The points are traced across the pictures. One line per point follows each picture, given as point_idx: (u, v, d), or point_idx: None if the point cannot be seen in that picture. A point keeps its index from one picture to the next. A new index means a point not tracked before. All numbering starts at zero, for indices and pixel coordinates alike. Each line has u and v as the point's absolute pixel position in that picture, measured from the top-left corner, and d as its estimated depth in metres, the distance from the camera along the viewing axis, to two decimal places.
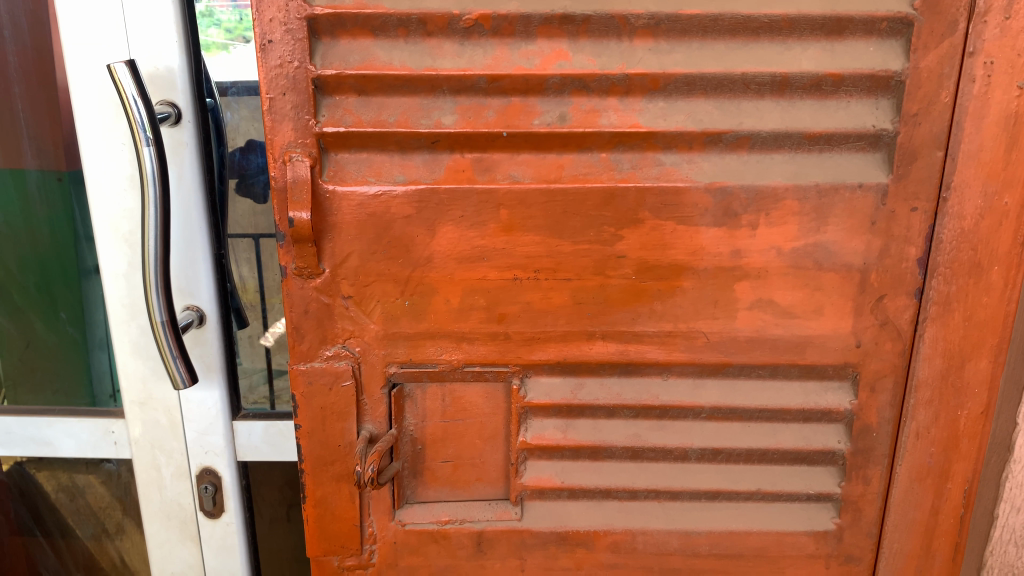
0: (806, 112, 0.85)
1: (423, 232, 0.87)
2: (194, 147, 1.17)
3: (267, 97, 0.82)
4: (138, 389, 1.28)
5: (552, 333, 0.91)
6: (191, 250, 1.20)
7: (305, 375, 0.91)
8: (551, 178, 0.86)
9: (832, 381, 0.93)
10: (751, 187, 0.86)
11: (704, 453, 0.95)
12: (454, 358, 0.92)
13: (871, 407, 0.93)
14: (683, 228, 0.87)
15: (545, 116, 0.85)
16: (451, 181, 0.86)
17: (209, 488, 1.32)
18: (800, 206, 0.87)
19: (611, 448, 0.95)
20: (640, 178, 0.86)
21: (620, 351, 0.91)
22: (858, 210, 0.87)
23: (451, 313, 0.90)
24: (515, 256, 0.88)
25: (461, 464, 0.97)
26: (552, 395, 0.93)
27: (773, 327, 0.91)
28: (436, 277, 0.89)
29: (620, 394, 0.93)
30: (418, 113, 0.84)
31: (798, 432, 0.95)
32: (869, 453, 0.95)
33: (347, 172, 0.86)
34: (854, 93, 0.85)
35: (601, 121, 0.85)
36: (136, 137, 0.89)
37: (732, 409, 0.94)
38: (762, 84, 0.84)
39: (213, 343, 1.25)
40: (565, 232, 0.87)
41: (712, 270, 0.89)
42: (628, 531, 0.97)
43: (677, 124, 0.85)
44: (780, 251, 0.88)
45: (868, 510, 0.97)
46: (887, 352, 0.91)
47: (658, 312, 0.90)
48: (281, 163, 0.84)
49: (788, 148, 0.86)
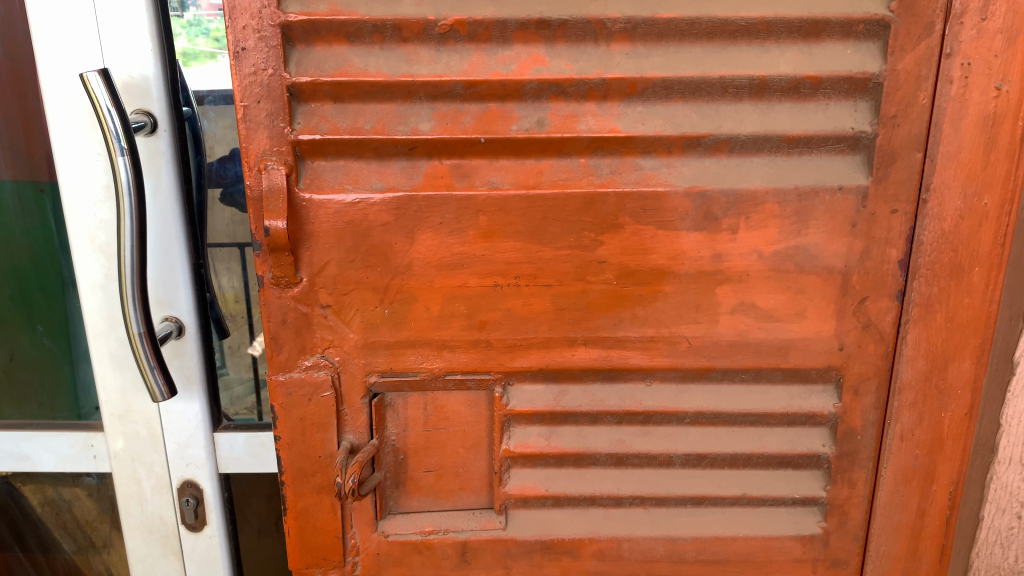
0: (785, 115, 0.85)
1: (402, 240, 0.86)
2: (171, 156, 1.16)
3: (241, 105, 0.81)
4: (117, 402, 1.26)
5: (534, 340, 0.90)
6: (169, 260, 1.19)
7: (285, 386, 0.90)
8: (530, 184, 0.86)
9: (816, 384, 0.93)
10: (731, 191, 0.85)
11: (688, 458, 0.95)
12: (435, 366, 0.91)
13: (855, 410, 0.93)
14: (663, 233, 0.87)
15: (523, 122, 0.84)
16: (429, 187, 0.85)
17: (191, 501, 1.31)
18: (781, 209, 0.86)
19: (595, 455, 0.94)
20: (620, 183, 0.86)
21: (603, 356, 0.91)
22: (838, 213, 0.86)
23: (432, 321, 0.89)
24: (495, 262, 0.87)
25: (445, 473, 0.97)
26: (534, 403, 0.93)
27: (756, 330, 0.90)
28: (415, 285, 0.88)
29: (602, 400, 0.93)
30: (395, 120, 0.84)
31: (782, 436, 0.94)
32: (854, 456, 0.95)
33: (324, 180, 0.85)
34: (833, 95, 0.85)
35: (580, 126, 0.84)
36: (111, 147, 0.89)
37: (716, 414, 0.93)
38: (740, 88, 0.84)
39: (193, 353, 1.24)
40: (545, 237, 0.87)
41: (694, 274, 0.88)
42: (613, 538, 0.96)
43: (656, 128, 0.84)
44: (761, 255, 0.88)
45: (854, 513, 0.96)
46: (870, 354, 0.91)
47: (640, 317, 0.89)
48: (256, 171, 0.83)
49: (767, 151, 0.86)
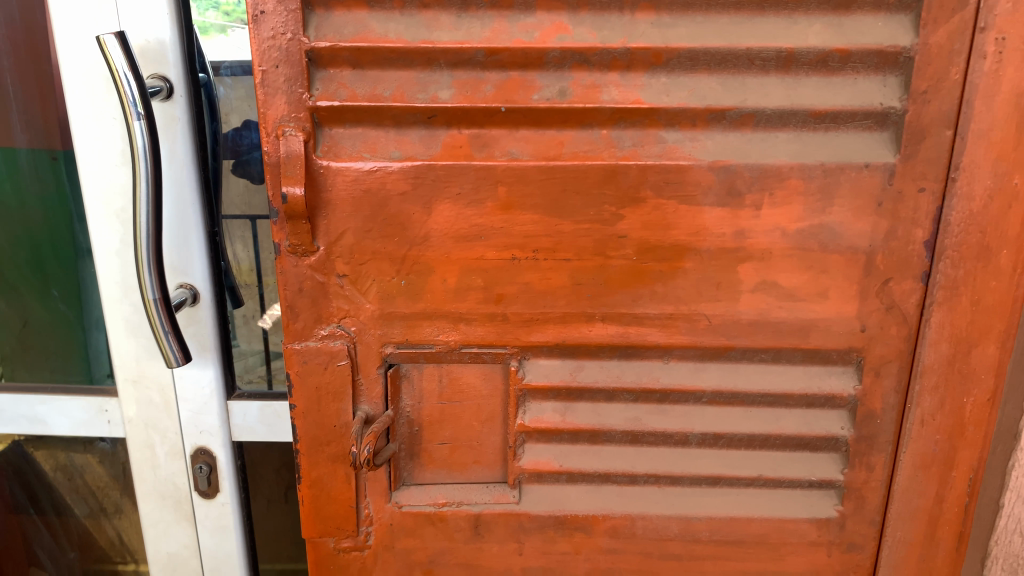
0: (812, 89, 0.82)
1: (420, 210, 0.85)
2: (187, 122, 1.15)
3: (259, 70, 0.80)
4: (132, 368, 1.27)
5: (551, 315, 0.89)
6: (185, 227, 1.18)
7: (300, 354, 0.90)
8: (550, 156, 0.84)
9: (836, 365, 0.92)
10: (755, 166, 0.83)
11: (704, 438, 0.95)
12: (450, 338, 0.90)
13: (875, 393, 0.92)
14: (685, 207, 0.85)
15: (545, 91, 0.82)
16: (448, 157, 0.84)
17: (204, 468, 1.31)
18: (806, 185, 0.84)
19: (610, 432, 0.94)
20: (642, 156, 0.84)
21: (621, 333, 0.90)
22: (864, 191, 0.84)
23: (447, 293, 0.88)
24: (513, 235, 0.86)
25: (458, 446, 0.96)
26: (550, 377, 0.92)
27: (777, 310, 0.89)
28: (432, 257, 0.87)
29: (619, 377, 0.92)
30: (414, 88, 0.82)
31: (800, 418, 0.94)
32: (873, 440, 0.94)
33: (342, 148, 0.84)
34: (861, 69, 0.82)
35: (602, 96, 0.82)
36: (128, 112, 0.88)
37: (734, 394, 0.93)
38: (767, 60, 0.81)
39: (208, 320, 1.24)
40: (564, 210, 0.85)
41: (715, 251, 0.86)
42: (626, 515, 0.97)
43: (680, 100, 0.82)
44: (784, 233, 0.86)
45: (871, 497, 0.96)
46: (892, 336, 0.89)
47: (659, 294, 0.88)
48: (273, 137, 0.82)
49: (793, 126, 0.84)
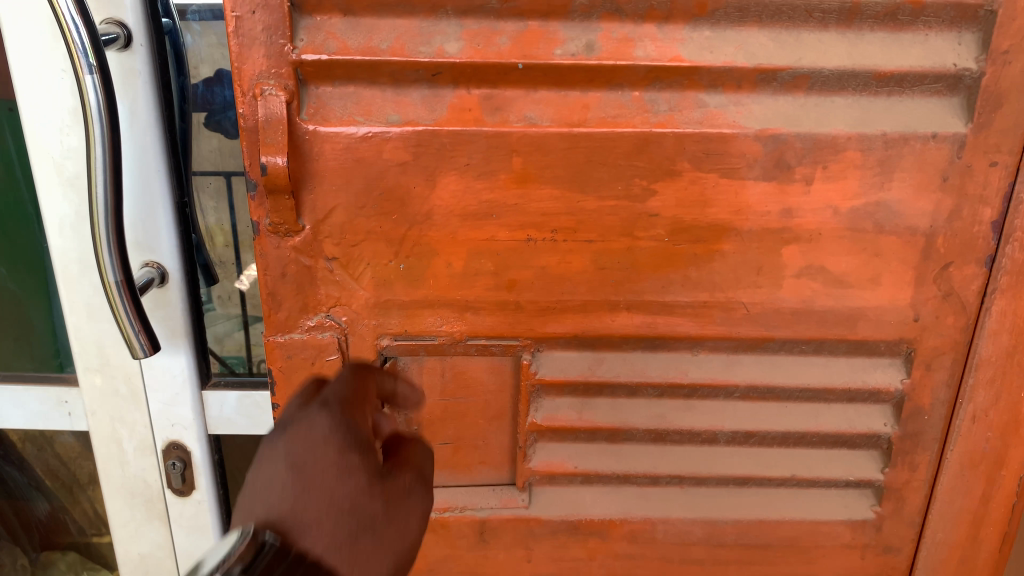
0: (877, 47, 0.72)
1: (422, 184, 0.73)
2: (148, 77, 0.93)
3: (233, 16, 0.67)
4: (93, 355, 1.11)
5: (570, 303, 0.79)
6: (150, 201, 0.99)
7: (283, 348, 0.79)
8: (574, 121, 0.73)
9: (883, 357, 0.83)
10: (808, 135, 0.73)
11: (735, 436, 0.86)
12: (455, 329, 0.80)
13: (925, 388, 0.83)
14: (727, 182, 0.74)
15: (570, 45, 0.70)
16: (455, 122, 0.72)
17: (177, 466, 1.18)
18: (864, 158, 0.74)
19: (632, 431, 0.85)
20: (679, 122, 0.73)
21: (648, 323, 0.80)
22: (928, 164, 0.74)
23: (453, 278, 0.78)
24: (529, 213, 0.75)
25: (462, 446, 0.87)
26: (566, 372, 0.82)
27: (823, 297, 0.79)
28: (436, 237, 0.76)
29: (644, 371, 0.83)
30: (416, 39, 0.70)
31: (840, 414, 0.85)
32: (919, 437, 0.85)
33: (330, 110, 0.72)
34: (934, 24, 0.71)
35: (636, 52, 0.71)
36: (76, 64, 0.74)
37: (770, 389, 0.84)
38: (827, 12, 0.70)
39: (178, 304, 1.07)
40: (588, 185, 0.74)
41: (758, 231, 0.76)
42: (647, 520, 0.88)
43: (726, 58, 0.71)
44: (836, 212, 0.76)
45: (912, 498, 0.88)
46: (948, 326, 0.81)
47: (692, 279, 0.78)
48: (250, 97, 0.70)
49: (852, 90, 0.73)
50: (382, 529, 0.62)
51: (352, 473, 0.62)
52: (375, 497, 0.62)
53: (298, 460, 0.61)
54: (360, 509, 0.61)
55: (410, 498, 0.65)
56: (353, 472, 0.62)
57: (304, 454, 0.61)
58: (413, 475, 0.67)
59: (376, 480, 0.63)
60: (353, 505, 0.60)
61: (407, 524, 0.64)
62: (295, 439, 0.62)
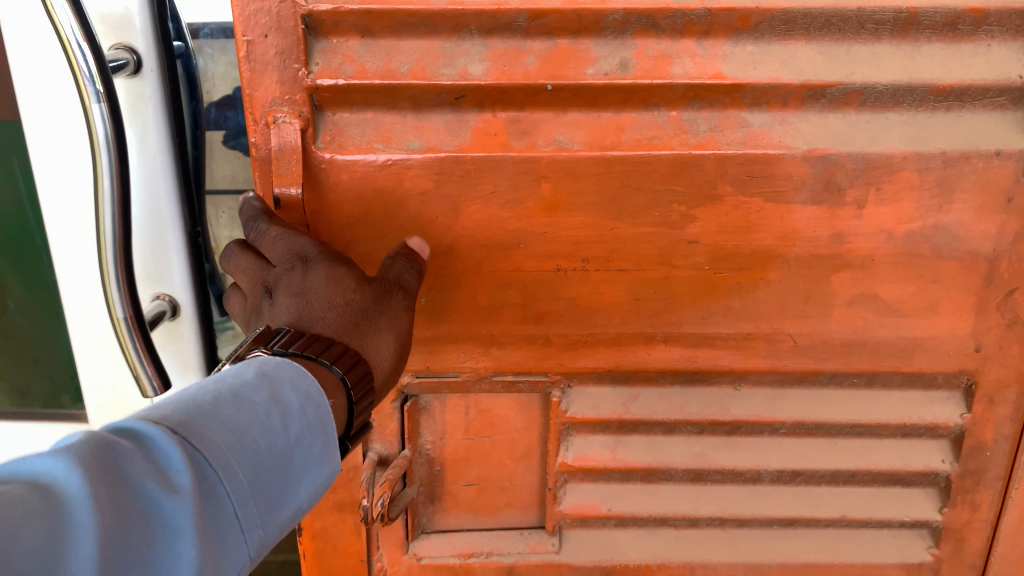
0: (935, 59, 0.66)
1: (445, 213, 0.69)
2: (161, 104, 0.82)
3: (244, 40, 0.63)
4: (104, 392, 0.95)
5: (603, 336, 0.74)
6: (161, 236, 0.88)
7: None
8: (607, 144, 0.68)
9: (940, 390, 0.77)
10: (860, 155, 0.68)
11: (780, 474, 0.80)
12: (481, 365, 0.75)
13: (987, 422, 0.77)
14: (771, 206, 0.69)
15: (603, 63, 0.65)
16: (479, 147, 0.67)
17: None
18: (921, 178, 0.68)
19: (670, 471, 0.80)
20: (720, 143, 0.68)
21: (687, 357, 0.75)
22: (991, 184, 0.69)
23: (479, 312, 0.73)
24: (560, 241, 0.70)
25: (488, 487, 0.82)
26: (599, 409, 0.77)
27: (875, 328, 0.74)
28: (460, 269, 0.71)
29: (682, 407, 0.77)
30: (438, 60, 0.65)
31: (894, 450, 0.79)
32: (980, 475, 0.79)
33: (347, 137, 0.68)
34: (997, 34, 0.66)
35: (674, 70, 0.66)
36: (83, 92, 0.70)
37: (819, 425, 0.78)
38: (882, 23, 0.65)
39: (192, 337, 0.95)
40: (622, 211, 0.69)
41: (806, 258, 0.71)
42: (685, 564, 0.82)
43: (771, 74, 0.66)
44: (890, 236, 0.70)
45: (972, 539, 0.82)
46: (1012, 357, 0.75)
47: (735, 309, 0.73)
48: (262, 125, 0.66)
49: (907, 105, 0.68)
50: (378, 319, 0.63)
51: (342, 281, 0.62)
52: (364, 291, 0.63)
53: (293, 287, 0.62)
54: (353, 308, 0.62)
55: (394, 294, 0.64)
56: (342, 281, 0.62)
57: (299, 281, 0.62)
58: (406, 257, 0.66)
59: (365, 282, 0.63)
60: (348, 304, 0.62)
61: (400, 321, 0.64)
62: (285, 281, 0.63)
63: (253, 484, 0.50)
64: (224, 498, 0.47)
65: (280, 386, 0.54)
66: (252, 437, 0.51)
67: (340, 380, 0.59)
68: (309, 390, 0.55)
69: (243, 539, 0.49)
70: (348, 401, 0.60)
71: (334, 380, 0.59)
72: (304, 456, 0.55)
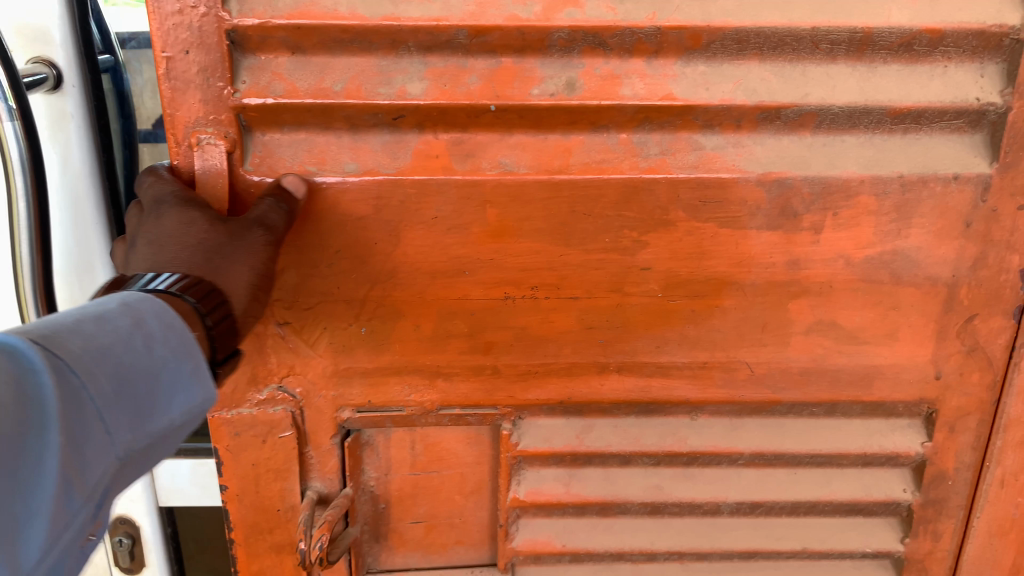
0: (892, 80, 0.64)
1: (384, 239, 0.65)
2: (85, 121, 0.79)
3: (162, 56, 0.59)
4: None
5: (554, 366, 0.71)
6: (88, 259, 0.84)
7: (230, 425, 0.69)
8: (555, 167, 0.64)
9: (901, 418, 0.75)
10: (817, 179, 0.65)
11: (739, 506, 0.77)
12: (426, 399, 0.71)
13: (948, 451, 0.75)
14: (726, 231, 0.66)
15: (548, 83, 0.62)
16: (420, 170, 0.64)
17: (124, 542, 1.04)
18: (878, 203, 0.66)
19: (626, 504, 0.76)
20: (672, 167, 0.65)
21: (641, 387, 0.72)
22: (950, 208, 0.67)
23: (422, 343, 0.69)
24: (507, 269, 0.67)
25: (437, 524, 0.78)
26: (551, 442, 0.73)
27: (834, 356, 0.71)
28: (402, 298, 0.67)
29: (638, 439, 0.74)
30: (374, 78, 0.62)
31: (855, 480, 0.77)
32: (943, 505, 0.77)
33: (278, 159, 0.63)
34: (954, 55, 0.64)
35: (623, 90, 0.63)
36: None
37: (778, 456, 0.75)
38: (837, 43, 0.63)
39: None
40: (571, 237, 0.66)
41: (763, 285, 0.68)
42: None
43: (724, 95, 0.63)
44: (849, 261, 0.68)
45: (935, 570, 0.80)
46: (973, 384, 0.73)
47: (690, 338, 0.70)
48: (185, 147, 0.62)
49: (864, 128, 0.66)
50: (231, 253, 0.59)
51: (194, 224, 0.59)
52: (218, 228, 0.60)
53: (151, 235, 0.60)
54: (205, 244, 0.59)
55: (253, 231, 0.59)
56: (194, 223, 0.59)
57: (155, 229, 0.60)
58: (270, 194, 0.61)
59: (219, 222, 0.60)
60: (200, 244, 0.59)
61: (257, 252, 0.59)
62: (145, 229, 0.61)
63: (119, 394, 0.49)
64: (89, 404, 0.47)
65: (143, 312, 0.52)
66: (116, 352, 0.50)
67: (194, 310, 0.56)
68: (173, 321, 0.53)
69: (110, 443, 0.48)
70: (206, 331, 0.57)
71: (188, 312, 0.56)
72: (172, 376, 0.53)
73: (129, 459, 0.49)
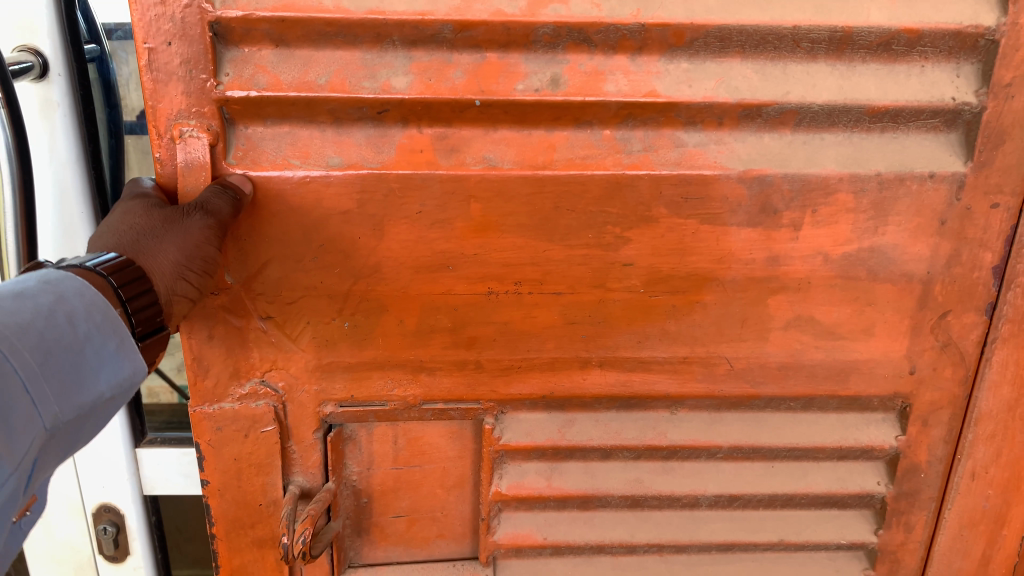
0: (870, 80, 0.65)
1: (368, 233, 0.65)
2: (72, 111, 0.80)
3: (145, 47, 0.58)
4: None
5: (537, 361, 0.71)
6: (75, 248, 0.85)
7: (212, 420, 0.69)
8: (539, 163, 0.65)
9: (875, 412, 0.77)
10: (796, 177, 0.66)
11: (718, 499, 0.79)
12: (409, 393, 0.71)
13: (921, 444, 0.77)
14: (708, 228, 0.67)
15: (532, 79, 0.63)
16: (404, 164, 0.64)
17: (109, 530, 1.03)
18: (856, 201, 0.67)
19: (606, 498, 0.77)
20: (655, 163, 0.65)
21: (622, 381, 0.72)
22: (926, 206, 0.68)
23: (405, 337, 0.69)
24: (490, 264, 0.67)
25: (418, 518, 0.78)
26: (533, 436, 0.74)
27: (812, 351, 0.72)
28: (385, 292, 0.67)
29: (619, 433, 0.75)
30: (358, 72, 0.62)
31: (831, 473, 0.78)
32: (915, 496, 0.79)
33: (262, 152, 0.63)
34: (931, 55, 0.65)
35: (607, 87, 0.63)
36: None
37: (756, 449, 0.76)
38: (817, 42, 0.64)
39: None
40: (554, 233, 0.66)
41: (742, 281, 0.69)
42: None
43: (706, 92, 0.64)
44: (827, 258, 0.69)
45: (907, 561, 0.81)
46: (945, 379, 0.74)
47: (671, 333, 0.71)
48: (167, 139, 0.61)
49: (843, 126, 0.67)
50: (162, 235, 0.60)
51: (131, 212, 0.61)
52: (151, 214, 0.61)
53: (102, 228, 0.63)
54: (136, 229, 0.60)
55: (195, 215, 0.59)
56: (135, 210, 0.61)
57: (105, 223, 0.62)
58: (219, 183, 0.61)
59: (156, 209, 0.61)
60: (136, 228, 0.60)
61: (189, 232, 0.59)
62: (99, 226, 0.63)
63: (43, 366, 0.52)
64: (13, 374, 0.49)
65: (64, 288, 0.55)
66: (37, 326, 0.52)
67: (110, 286, 0.58)
68: (94, 298, 0.56)
69: (36, 414, 0.51)
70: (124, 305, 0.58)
71: (104, 287, 0.58)
72: (97, 351, 0.56)
73: (58, 431, 0.52)
